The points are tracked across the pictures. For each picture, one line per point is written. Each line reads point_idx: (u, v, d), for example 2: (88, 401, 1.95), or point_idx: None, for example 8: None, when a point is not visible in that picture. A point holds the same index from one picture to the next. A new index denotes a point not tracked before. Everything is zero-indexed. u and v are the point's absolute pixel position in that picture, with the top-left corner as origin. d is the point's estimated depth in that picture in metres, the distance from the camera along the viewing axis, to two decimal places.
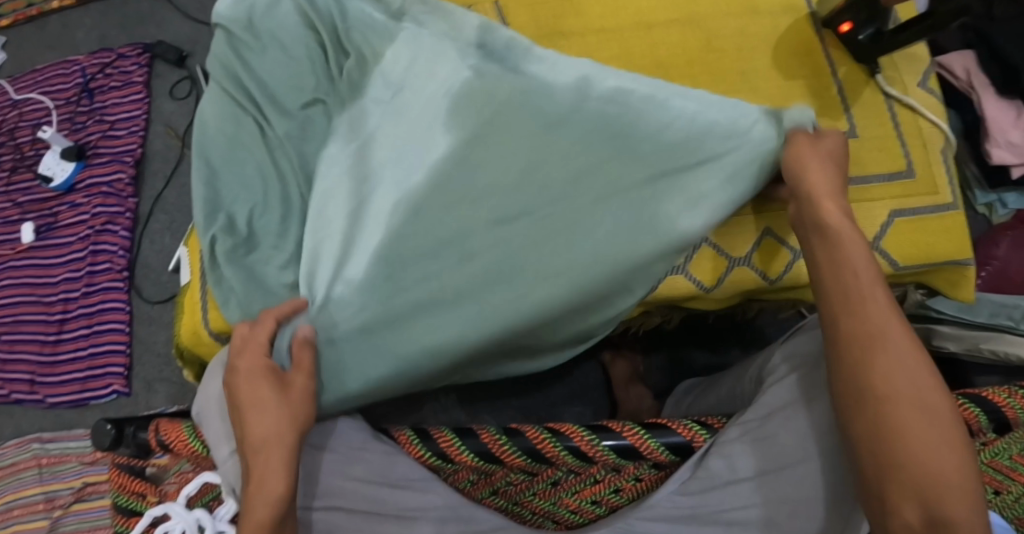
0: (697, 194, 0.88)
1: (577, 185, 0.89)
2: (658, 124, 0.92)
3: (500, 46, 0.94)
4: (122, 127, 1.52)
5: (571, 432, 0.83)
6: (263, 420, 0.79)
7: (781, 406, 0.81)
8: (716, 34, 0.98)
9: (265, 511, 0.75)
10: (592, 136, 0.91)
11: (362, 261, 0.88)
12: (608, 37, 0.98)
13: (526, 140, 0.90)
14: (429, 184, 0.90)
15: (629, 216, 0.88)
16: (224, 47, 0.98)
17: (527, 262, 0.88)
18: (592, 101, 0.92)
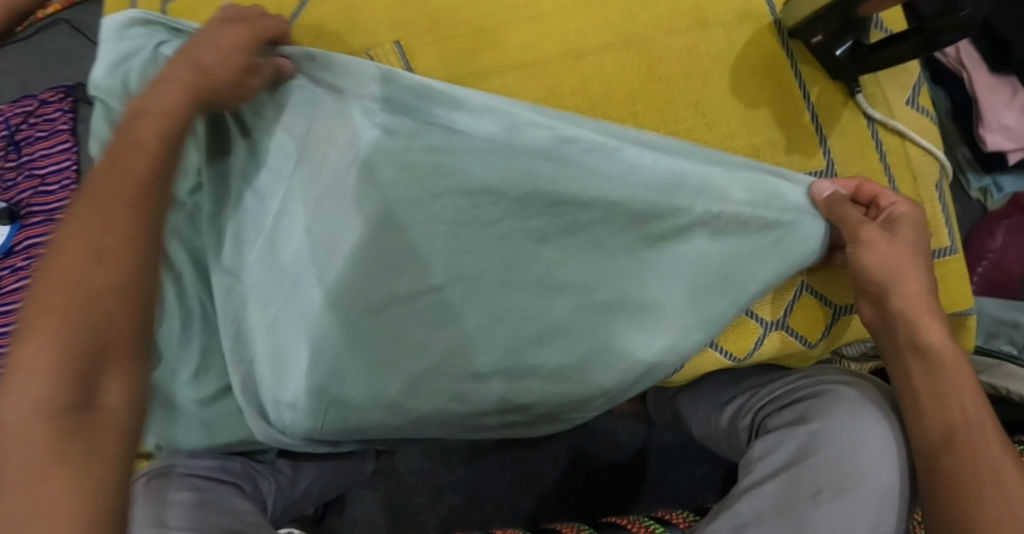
0: (650, 304, 0.79)
1: (511, 266, 0.78)
2: (601, 183, 0.78)
3: (406, 94, 0.78)
4: (52, 181, 1.42)
5: None
6: (112, 193, 0.64)
7: (761, 518, 0.71)
8: (661, 56, 0.84)
9: (58, 366, 0.57)
10: (533, 207, 0.78)
11: (297, 383, 0.77)
12: (533, 74, 0.85)
13: (450, 210, 0.77)
14: (351, 276, 0.76)
15: (576, 306, 0.78)
16: (104, 126, 0.87)
17: (466, 354, 0.78)
18: (518, 157, 0.78)
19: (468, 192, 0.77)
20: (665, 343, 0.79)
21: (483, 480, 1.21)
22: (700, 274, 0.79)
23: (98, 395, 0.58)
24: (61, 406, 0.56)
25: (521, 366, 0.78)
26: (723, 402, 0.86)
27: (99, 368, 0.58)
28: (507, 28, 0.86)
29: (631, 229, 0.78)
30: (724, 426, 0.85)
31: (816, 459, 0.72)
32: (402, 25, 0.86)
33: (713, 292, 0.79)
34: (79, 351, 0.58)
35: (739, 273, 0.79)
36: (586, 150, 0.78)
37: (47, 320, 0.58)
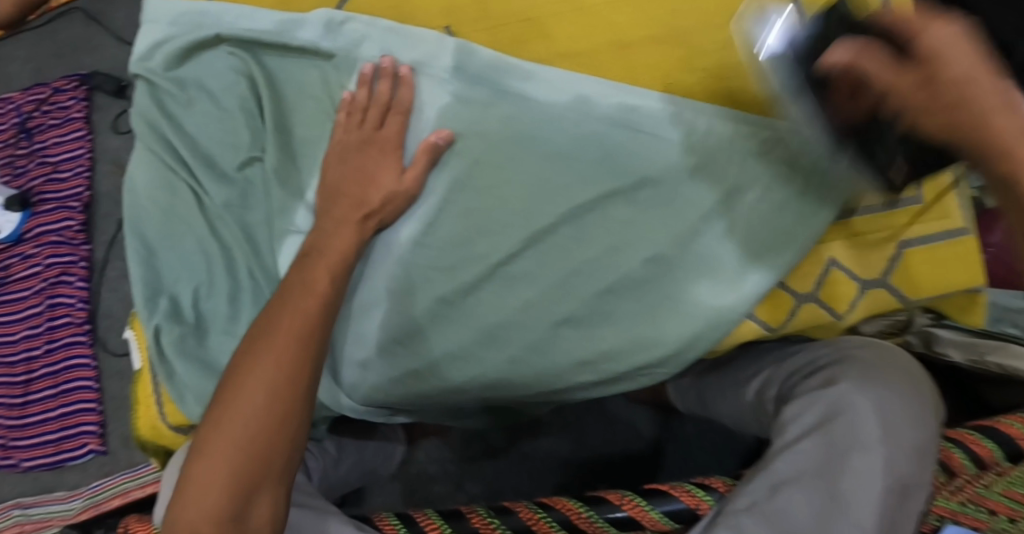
0: (710, 263, 0.79)
1: (556, 233, 0.80)
2: (669, 142, 0.80)
3: (482, 69, 0.82)
4: (65, 168, 1.42)
5: (563, 507, 0.80)
6: (296, 311, 0.72)
7: (798, 477, 0.74)
8: (699, 48, 0.85)
9: (226, 486, 0.66)
10: (592, 171, 0.79)
11: (369, 338, 0.81)
12: (578, 62, 0.86)
13: (523, 175, 0.80)
14: (421, 242, 0.81)
15: (640, 273, 0.79)
16: (148, 102, 0.91)
17: (518, 314, 0.80)
18: (591, 126, 0.80)
19: (539, 152, 0.80)
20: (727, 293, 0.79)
21: (503, 470, 1.23)
22: (755, 232, 0.79)
23: (252, 509, 0.67)
24: (224, 516, 0.66)
25: (580, 325, 0.80)
26: (748, 377, 0.90)
27: (256, 492, 0.67)
28: (554, 18, 0.86)
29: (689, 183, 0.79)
30: (750, 400, 0.88)
31: (847, 418, 0.76)
32: (451, 11, 0.88)
33: (767, 248, 0.79)
34: (249, 476, 0.67)
35: (796, 232, 0.79)
36: (650, 115, 0.80)
37: (232, 431, 0.68)
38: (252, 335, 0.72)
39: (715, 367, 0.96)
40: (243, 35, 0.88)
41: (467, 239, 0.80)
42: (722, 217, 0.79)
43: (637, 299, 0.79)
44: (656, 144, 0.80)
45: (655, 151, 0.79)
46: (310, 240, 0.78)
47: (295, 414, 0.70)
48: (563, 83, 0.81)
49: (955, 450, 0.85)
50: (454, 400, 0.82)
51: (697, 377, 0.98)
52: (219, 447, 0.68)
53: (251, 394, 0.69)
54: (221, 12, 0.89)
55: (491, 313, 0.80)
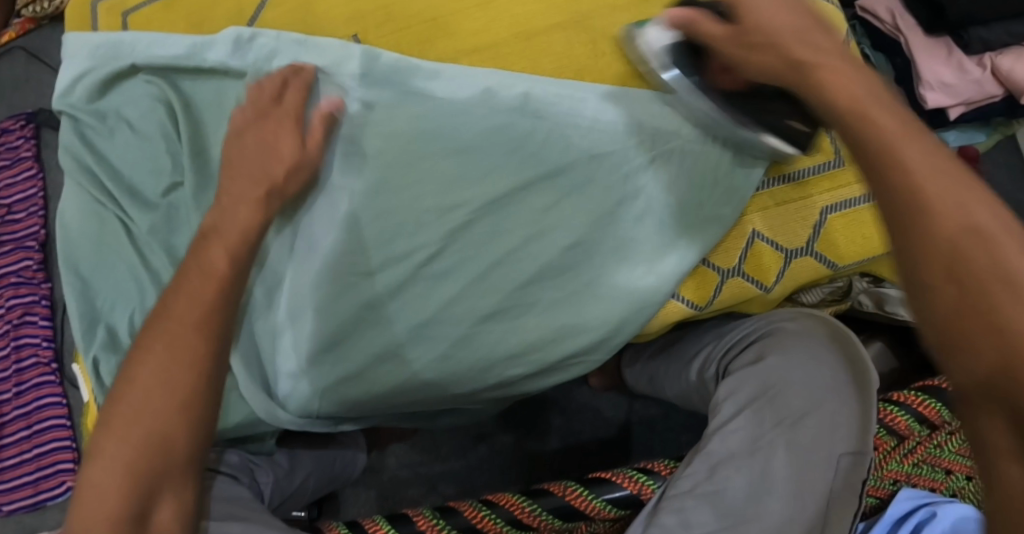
0: (626, 242, 0.82)
1: (478, 223, 0.81)
2: (578, 126, 0.83)
3: (386, 72, 0.84)
4: (19, 208, 1.42)
5: (508, 504, 0.80)
6: (190, 289, 0.70)
7: (737, 453, 0.72)
8: (604, 34, 0.88)
9: (124, 486, 0.63)
10: (505, 162, 0.81)
11: (303, 348, 0.80)
12: (485, 57, 0.87)
13: (441, 172, 0.81)
14: (349, 246, 0.80)
15: (562, 253, 0.81)
16: (71, 137, 0.90)
17: (449, 306, 0.80)
18: (499, 116, 0.82)
19: (451, 151, 0.81)
20: (651, 272, 0.81)
21: (475, 469, 1.21)
22: (670, 209, 0.82)
23: (152, 510, 0.64)
24: (121, 518, 0.62)
25: (510, 314, 0.80)
26: (692, 358, 0.90)
27: (159, 487, 0.64)
28: (458, 16, 0.88)
29: (600, 168, 0.82)
30: (694, 380, 0.88)
31: (776, 392, 0.75)
32: (359, 19, 0.89)
33: (688, 226, 0.82)
34: (142, 472, 0.64)
35: (707, 206, 0.83)
36: (555, 104, 0.83)
37: (132, 425, 0.65)
38: (144, 331, 0.69)
39: (665, 348, 0.96)
40: (157, 61, 0.88)
41: (384, 240, 0.80)
42: (636, 195, 0.82)
43: (558, 284, 0.81)
44: (566, 133, 0.82)
45: (565, 143, 0.82)
46: (209, 219, 0.75)
47: (193, 397, 0.67)
48: (466, 79, 0.84)
49: (900, 413, 0.82)
50: (394, 404, 0.82)
51: (650, 361, 0.99)
52: (109, 437, 0.65)
53: (140, 375, 0.66)
54: (136, 41, 0.90)
55: (418, 311, 0.80)
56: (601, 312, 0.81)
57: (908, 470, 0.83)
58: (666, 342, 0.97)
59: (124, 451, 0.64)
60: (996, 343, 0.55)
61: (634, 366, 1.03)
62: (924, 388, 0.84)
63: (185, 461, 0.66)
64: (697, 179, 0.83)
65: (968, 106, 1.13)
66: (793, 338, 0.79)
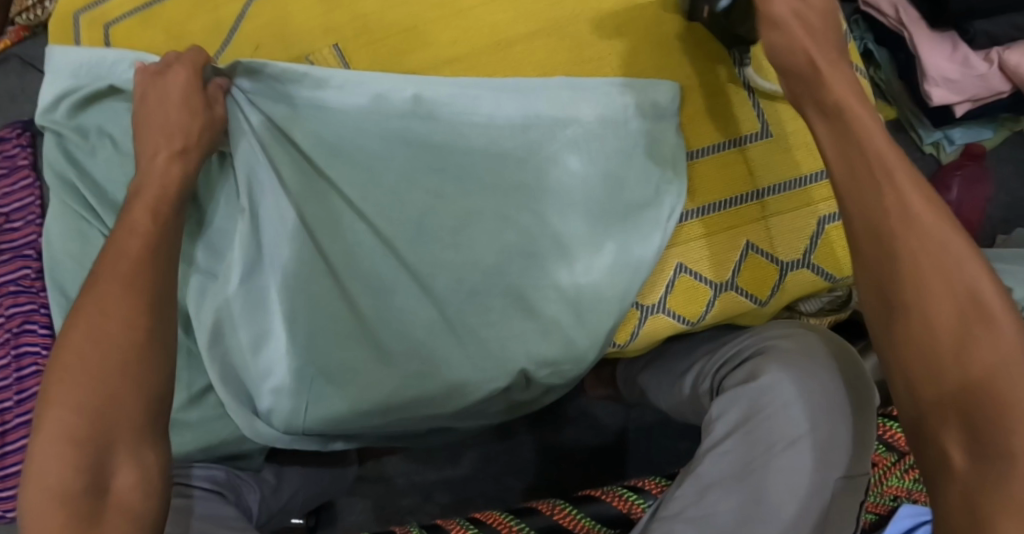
0: (557, 238, 0.80)
1: (446, 233, 0.80)
2: (477, 125, 0.83)
3: (293, 80, 0.82)
4: None
5: (494, 521, 0.78)
6: (122, 251, 0.68)
7: (726, 478, 0.70)
8: (589, 39, 0.86)
9: (70, 449, 0.60)
10: (410, 169, 0.81)
11: (282, 362, 0.79)
12: (465, 68, 0.86)
13: (401, 178, 0.81)
14: (329, 256, 0.80)
15: (493, 249, 0.80)
16: (53, 152, 0.88)
17: (421, 314, 0.79)
18: (391, 121, 0.82)
19: (370, 161, 0.81)
20: (591, 271, 0.80)
21: (471, 478, 1.20)
22: (594, 198, 0.81)
23: (109, 479, 0.60)
24: (72, 491, 0.59)
25: (469, 322, 0.79)
26: (684, 371, 0.88)
27: (110, 453, 0.61)
28: (435, 26, 0.86)
29: (507, 167, 0.82)
30: (687, 395, 0.85)
31: (769, 413, 0.71)
32: (336, 31, 0.87)
33: (621, 214, 0.81)
34: (86, 440, 0.60)
35: (628, 191, 0.82)
36: (444, 104, 0.83)
37: (64, 394, 0.61)
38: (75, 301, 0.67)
39: (654, 361, 0.95)
40: None
41: (352, 256, 0.80)
42: (552, 189, 0.81)
43: (489, 279, 0.79)
44: (462, 134, 0.82)
45: (466, 144, 0.82)
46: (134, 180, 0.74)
47: (142, 354, 0.64)
48: (358, 84, 0.83)
49: (899, 429, 0.82)
50: (376, 419, 0.80)
51: (640, 372, 0.97)
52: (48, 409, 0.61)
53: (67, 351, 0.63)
54: (118, 59, 0.89)
55: (391, 322, 0.79)
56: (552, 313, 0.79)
57: (907, 486, 0.81)
58: (661, 355, 0.95)
59: (67, 424, 0.60)
60: (992, 350, 0.57)
61: (627, 377, 1.01)
62: None
63: (137, 422, 0.63)
64: (609, 166, 0.82)
65: (975, 102, 1.10)
66: (778, 352, 0.76)
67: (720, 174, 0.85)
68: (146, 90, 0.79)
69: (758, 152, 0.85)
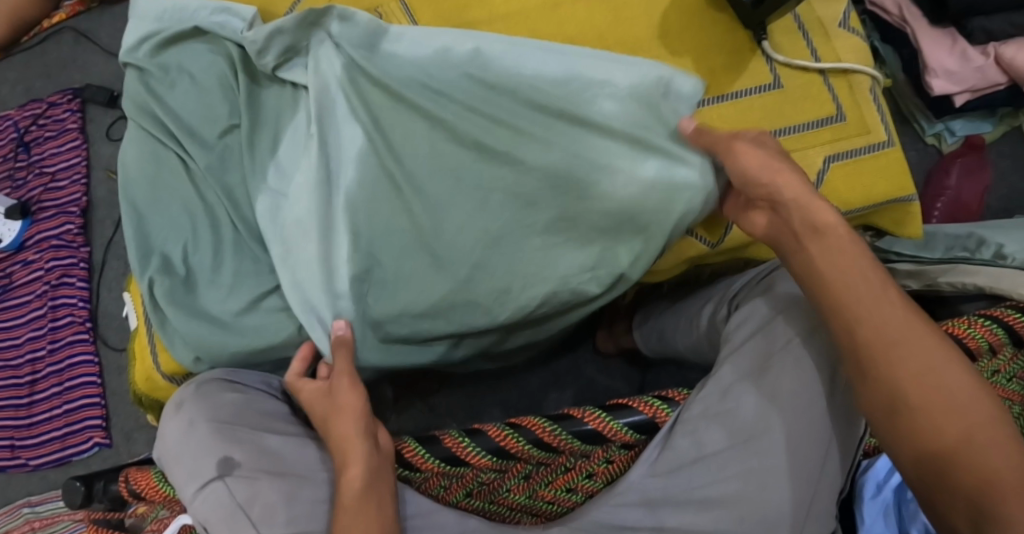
0: (601, 165, 0.87)
1: (501, 165, 0.88)
2: (527, 71, 0.90)
3: (365, 31, 0.92)
4: (63, 177, 1.49)
5: (531, 425, 0.84)
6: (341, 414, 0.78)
7: (744, 378, 0.78)
8: (623, 2, 0.96)
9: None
10: (470, 106, 0.89)
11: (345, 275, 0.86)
12: (517, 21, 0.97)
13: (463, 119, 0.88)
14: (396, 179, 0.88)
15: (543, 175, 0.87)
16: (136, 86, 0.96)
17: (476, 231, 0.87)
18: (453, 68, 0.91)
19: (432, 100, 0.89)
20: (632, 183, 0.87)
21: None
22: (630, 131, 0.88)
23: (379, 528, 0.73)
24: None
25: (515, 235, 0.87)
26: (700, 308, 0.95)
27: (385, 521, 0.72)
28: None
29: (553, 106, 0.88)
30: (705, 326, 0.93)
31: (783, 319, 0.80)
32: None
33: (656, 143, 0.87)
34: None
35: (661, 125, 0.89)
36: (500, 54, 0.91)
37: None
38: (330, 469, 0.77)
39: (674, 306, 1.04)
40: (217, 30, 0.95)
41: (398, 168, 0.88)
42: (593, 124, 0.88)
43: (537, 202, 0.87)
44: (515, 74, 0.90)
45: (521, 82, 0.90)
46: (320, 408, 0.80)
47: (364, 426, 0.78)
48: (423, 39, 0.92)
49: None
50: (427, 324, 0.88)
51: (659, 317, 1.06)
52: None
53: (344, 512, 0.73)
54: (199, 7, 0.97)
55: (436, 232, 0.87)
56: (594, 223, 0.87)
57: None
58: (681, 301, 1.03)
59: None
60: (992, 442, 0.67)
61: (645, 326, 1.10)
62: (983, 315, 0.86)
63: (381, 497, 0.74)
64: (642, 104, 0.89)
65: (974, 93, 1.19)
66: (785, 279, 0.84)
67: (736, 120, 0.94)
68: (315, 408, 0.81)
69: (769, 102, 0.95)
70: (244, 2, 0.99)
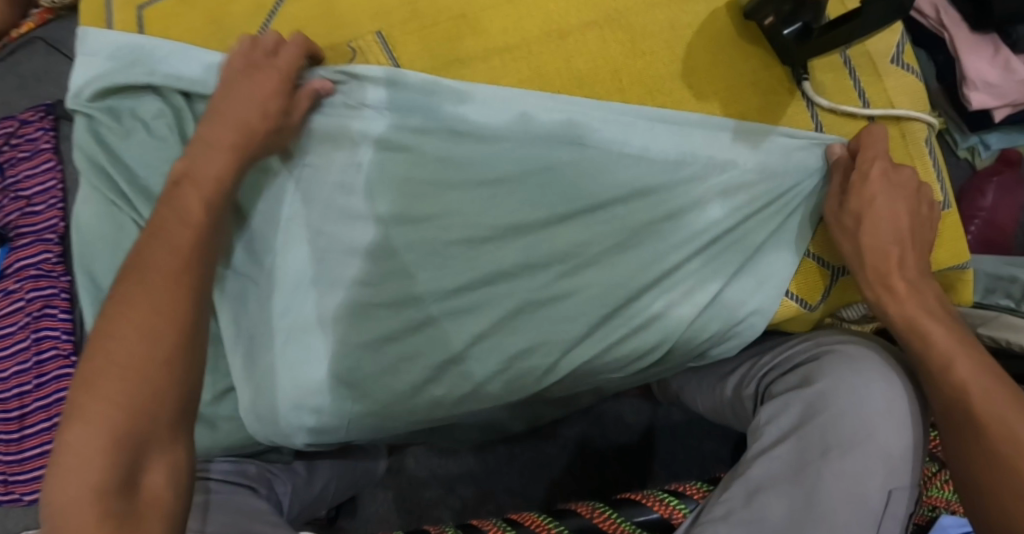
0: (670, 282, 0.79)
1: (537, 257, 0.79)
2: (607, 155, 0.80)
3: (415, 92, 0.81)
4: (39, 201, 1.29)
5: (532, 524, 0.77)
6: (205, 171, 0.73)
7: (772, 483, 0.69)
8: (639, 34, 0.83)
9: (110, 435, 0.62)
10: (516, 200, 0.79)
11: (355, 392, 0.79)
12: (516, 57, 0.82)
13: (501, 205, 0.79)
14: (419, 287, 0.79)
15: (591, 293, 0.79)
16: (85, 135, 0.88)
17: (507, 330, 0.79)
18: (519, 141, 0.80)
19: (477, 179, 0.79)
20: (688, 302, 0.80)
21: (493, 471, 1.19)
22: (716, 236, 0.80)
23: (139, 475, 0.63)
24: (105, 488, 0.61)
25: (516, 317, 0.79)
26: (728, 372, 0.86)
27: (141, 450, 0.63)
28: (489, 13, 0.83)
29: (640, 205, 0.79)
30: (729, 395, 0.84)
31: (822, 419, 0.71)
32: (383, 17, 0.84)
33: (724, 252, 0.80)
34: (123, 441, 0.62)
35: (750, 231, 0.80)
36: (596, 130, 0.80)
37: (114, 382, 0.63)
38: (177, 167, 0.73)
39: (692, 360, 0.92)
40: (172, 77, 0.87)
41: (381, 283, 0.79)
42: (680, 221, 0.80)
43: (578, 335, 0.79)
44: (604, 161, 0.80)
45: (610, 177, 0.80)
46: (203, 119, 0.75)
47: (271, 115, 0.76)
48: (498, 102, 0.81)
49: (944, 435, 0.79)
50: (429, 412, 0.81)
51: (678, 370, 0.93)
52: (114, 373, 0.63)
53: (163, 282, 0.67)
54: (154, 49, 0.88)
55: (416, 360, 0.79)
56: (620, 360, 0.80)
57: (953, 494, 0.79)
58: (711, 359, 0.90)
59: (105, 446, 0.62)
60: None
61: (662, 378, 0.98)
62: None
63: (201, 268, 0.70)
64: (748, 208, 0.80)
65: (1015, 107, 1.08)
66: (844, 357, 0.74)
67: None
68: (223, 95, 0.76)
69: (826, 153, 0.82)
70: (203, 37, 0.89)
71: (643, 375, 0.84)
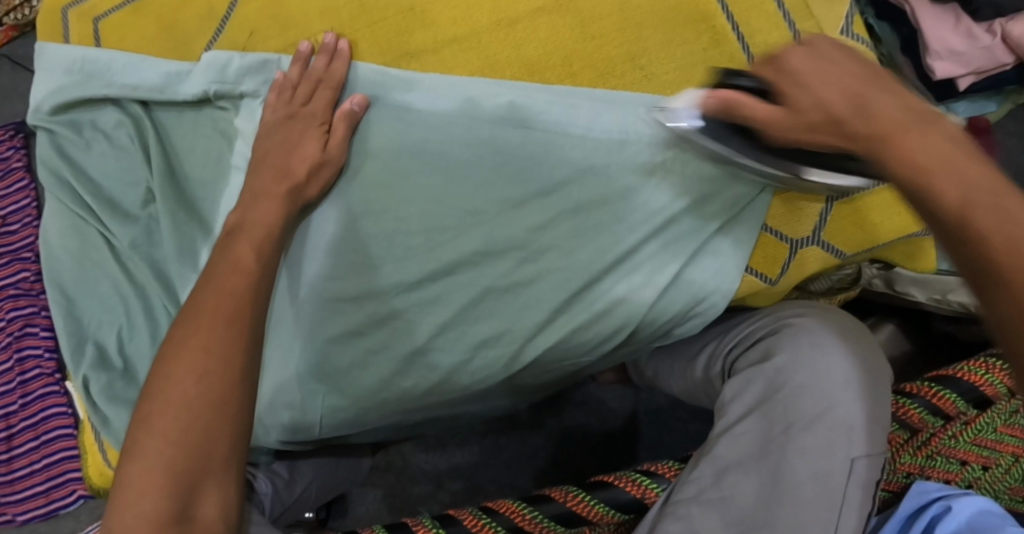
0: (631, 264, 0.79)
1: (496, 243, 0.79)
2: (562, 136, 0.79)
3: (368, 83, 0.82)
4: (14, 220, 1.27)
5: (507, 510, 0.77)
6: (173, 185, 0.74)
7: (739, 461, 0.70)
8: (590, 18, 0.83)
9: (163, 484, 0.61)
10: (471, 187, 0.79)
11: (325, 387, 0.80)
12: (466, 47, 0.83)
13: (457, 190, 0.79)
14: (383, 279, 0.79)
15: (556, 277, 0.79)
16: (48, 150, 0.89)
17: (472, 318, 0.79)
18: (467, 130, 0.80)
19: (432, 167, 0.79)
20: (650, 282, 0.79)
21: (480, 465, 1.19)
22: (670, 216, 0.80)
23: (196, 508, 0.61)
24: (165, 519, 0.60)
25: (481, 304, 0.79)
26: (696, 353, 0.86)
27: (197, 486, 0.62)
28: (436, 7, 0.84)
29: (600, 184, 0.79)
30: (699, 377, 0.84)
31: (782, 395, 0.71)
32: (332, 14, 0.85)
33: (688, 232, 0.80)
34: (182, 473, 0.62)
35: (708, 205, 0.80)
36: (542, 113, 0.80)
37: (162, 425, 0.63)
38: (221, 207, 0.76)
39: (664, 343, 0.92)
40: (129, 86, 0.87)
41: (346, 278, 0.79)
42: (634, 201, 0.79)
43: (541, 320, 0.79)
44: (559, 144, 0.79)
45: (560, 156, 0.79)
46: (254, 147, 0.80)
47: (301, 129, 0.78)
48: (449, 89, 0.81)
49: (913, 406, 0.79)
50: (399, 404, 0.81)
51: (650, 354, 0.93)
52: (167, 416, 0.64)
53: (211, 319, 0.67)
54: (109, 61, 0.88)
55: (382, 352, 0.79)
56: (586, 344, 0.80)
57: (919, 463, 0.78)
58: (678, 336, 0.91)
59: (163, 480, 0.61)
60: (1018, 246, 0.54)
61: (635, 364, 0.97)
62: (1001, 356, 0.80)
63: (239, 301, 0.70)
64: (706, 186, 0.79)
65: (979, 75, 1.08)
66: (806, 327, 0.75)
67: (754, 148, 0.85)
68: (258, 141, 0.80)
69: None
70: (160, 46, 0.88)
71: (614, 356, 0.84)
